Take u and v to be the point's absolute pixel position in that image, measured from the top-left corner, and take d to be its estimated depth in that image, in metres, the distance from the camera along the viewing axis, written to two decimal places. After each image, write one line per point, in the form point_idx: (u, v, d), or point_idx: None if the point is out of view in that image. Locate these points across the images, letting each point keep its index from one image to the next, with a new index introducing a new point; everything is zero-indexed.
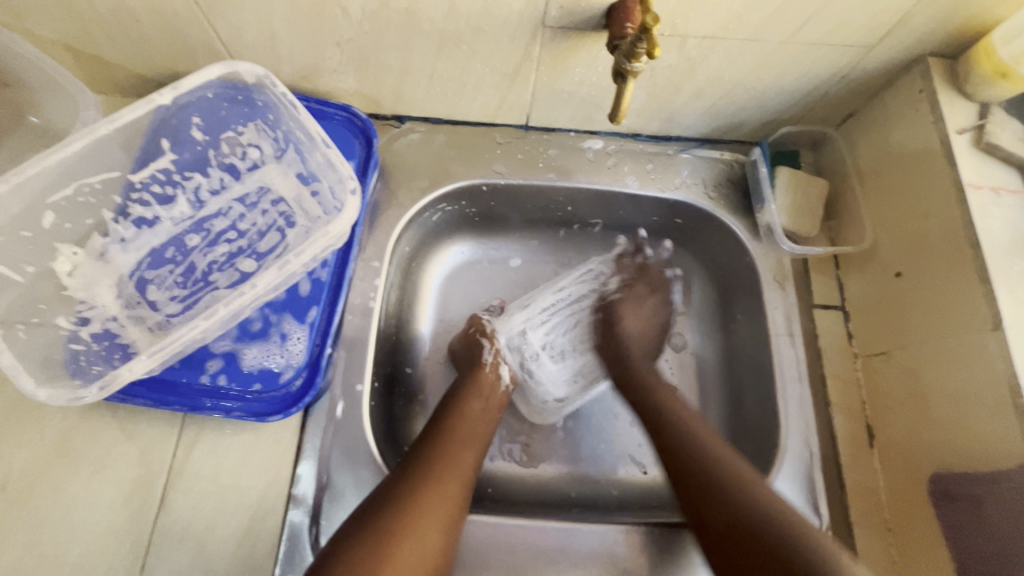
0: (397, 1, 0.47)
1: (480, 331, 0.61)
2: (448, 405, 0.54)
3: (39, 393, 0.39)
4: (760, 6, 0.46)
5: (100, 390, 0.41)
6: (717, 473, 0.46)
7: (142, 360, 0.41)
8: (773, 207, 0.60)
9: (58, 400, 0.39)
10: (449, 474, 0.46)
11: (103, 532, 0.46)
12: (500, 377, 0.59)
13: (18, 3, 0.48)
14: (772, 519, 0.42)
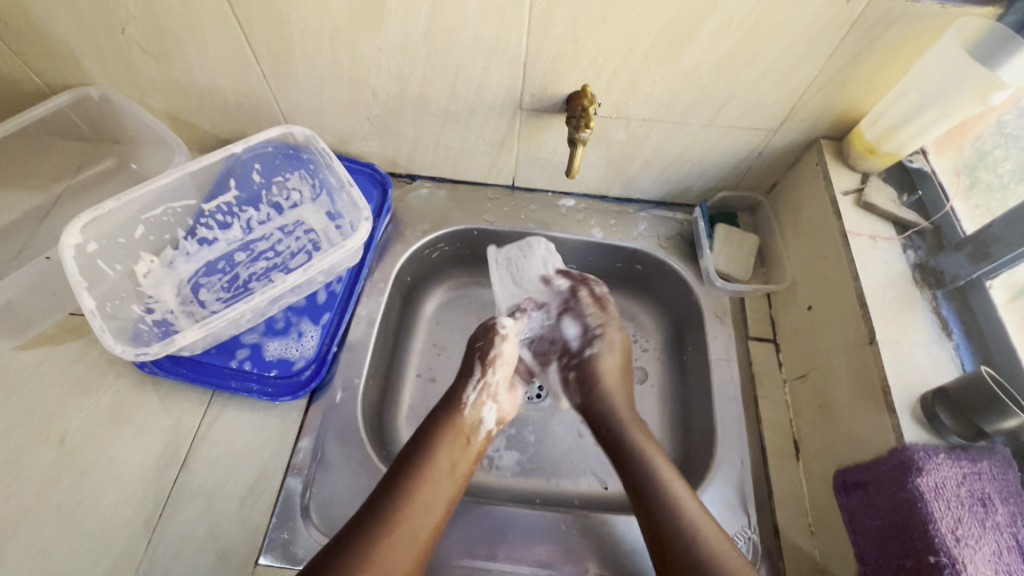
0: (413, 89, 0.64)
1: (483, 359, 0.65)
2: (419, 451, 0.56)
3: (116, 347, 0.52)
4: (680, 97, 0.62)
5: (158, 351, 0.53)
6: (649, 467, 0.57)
7: (195, 329, 0.55)
8: (709, 254, 0.72)
9: (128, 354, 0.52)
10: (402, 539, 0.50)
11: (132, 484, 0.55)
12: (481, 419, 0.62)
13: (145, 83, 0.67)
14: (669, 517, 0.52)
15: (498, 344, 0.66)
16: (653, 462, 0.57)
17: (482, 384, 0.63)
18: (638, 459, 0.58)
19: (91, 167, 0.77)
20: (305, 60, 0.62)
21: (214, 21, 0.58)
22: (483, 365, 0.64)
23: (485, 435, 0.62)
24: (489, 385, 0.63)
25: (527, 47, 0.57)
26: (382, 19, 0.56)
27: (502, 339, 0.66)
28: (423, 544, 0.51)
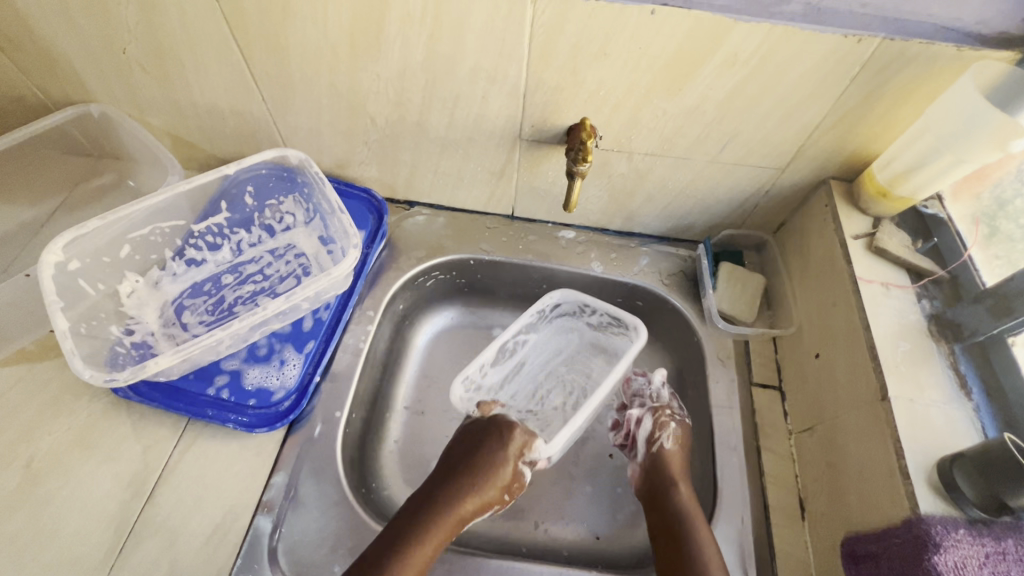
0: (411, 116, 0.63)
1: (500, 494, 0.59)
2: (410, 545, 0.52)
3: (85, 372, 0.50)
4: (683, 133, 0.60)
5: (129, 377, 0.51)
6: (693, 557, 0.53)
7: (168, 356, 0.52)
8: (712, 294, 0.69)
9: (96, 380, 0.49)
10: None
11: (93, 516, 0.53)
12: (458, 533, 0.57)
13: (145, 102, 0.67)
14: None
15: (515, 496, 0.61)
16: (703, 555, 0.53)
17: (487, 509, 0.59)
18: (697, 543, 0.54)
19: (89, 183, 0.77)
20: (302, 84, 0.61)
21: (214, 44, 0.58)
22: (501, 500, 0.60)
23: None
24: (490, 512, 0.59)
25: (526, 77, 0.56)
26: (380, 46, 0.55)
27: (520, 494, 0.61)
28: None
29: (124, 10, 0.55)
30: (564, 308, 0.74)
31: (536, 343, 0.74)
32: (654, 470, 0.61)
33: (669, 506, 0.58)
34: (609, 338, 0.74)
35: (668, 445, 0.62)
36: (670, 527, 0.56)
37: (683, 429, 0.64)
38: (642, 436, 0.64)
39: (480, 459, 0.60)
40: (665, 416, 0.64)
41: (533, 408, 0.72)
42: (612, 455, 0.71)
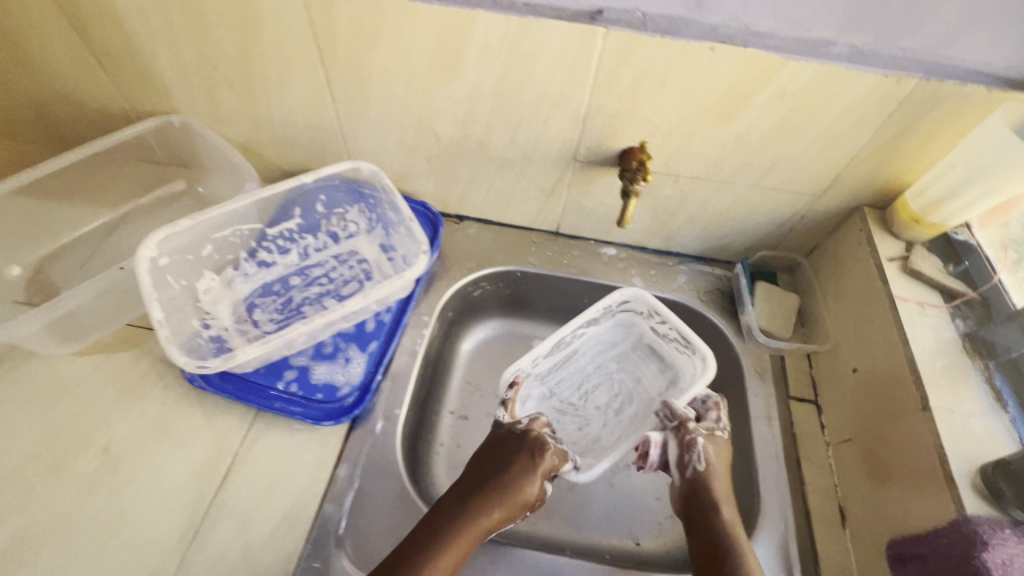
0: (475, 136, 0.68)
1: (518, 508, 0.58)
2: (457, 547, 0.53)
3: (179, 358, 0.53)
4: (729, 159, 0.65)
5: (218, 365, 0.55)
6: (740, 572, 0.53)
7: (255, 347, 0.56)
8: (751, 311, 0.73)
9: (190, 365, 0.53)
10: None
11: (171, 498, 0.55)
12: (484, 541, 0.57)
13: (225, 116, 0.72)
14: None
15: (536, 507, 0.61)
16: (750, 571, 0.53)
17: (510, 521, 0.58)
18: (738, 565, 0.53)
19: (160, 189, 0.81)
20: (377, 103, 0.66)
21: (302, 64, 0.63)
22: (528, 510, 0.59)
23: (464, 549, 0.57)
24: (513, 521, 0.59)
25: (588, 103, 0.61)
26: (457, 71, 0.60)
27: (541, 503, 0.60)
28: None
29: (225, 31, 0.61)
30: (631, 308, 0.75)
31: (594, 337, 0.77)
32: (693, 493, 0.61)
33: (710, 531, 0.57)
34: (666, 348, 0.75)
35: (701, 466, 0.61)
36: (712, 552, 0.56)
37: (715, 445, 0.62)
38: (673, 457, 0.64)
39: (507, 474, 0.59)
40: (691, 435, 0.62)
41: (577, 401, 0.77)
42: None
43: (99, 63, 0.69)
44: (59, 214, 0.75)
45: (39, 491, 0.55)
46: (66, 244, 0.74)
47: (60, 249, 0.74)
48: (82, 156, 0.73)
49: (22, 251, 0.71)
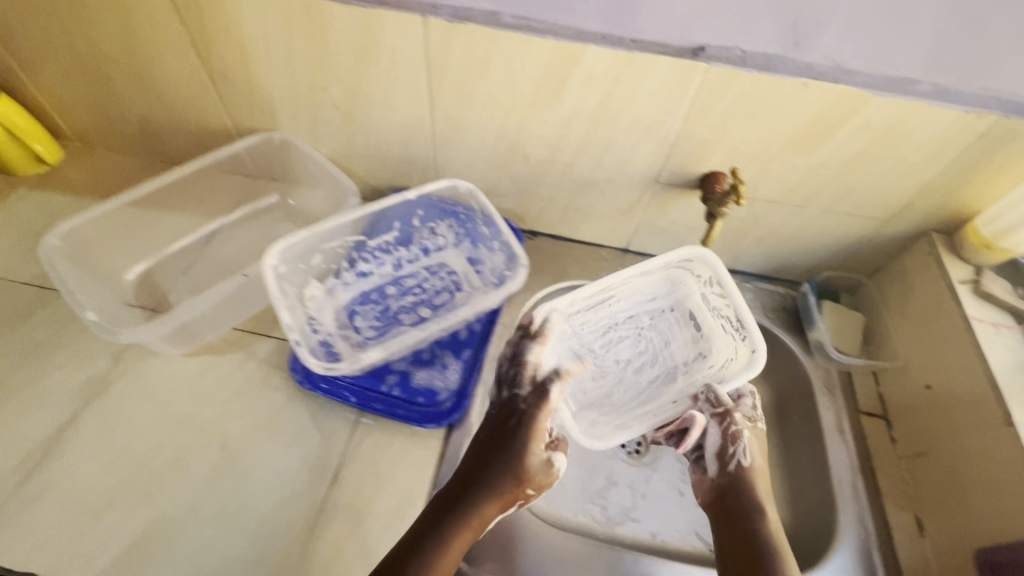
0: (563, 158, 0.73)
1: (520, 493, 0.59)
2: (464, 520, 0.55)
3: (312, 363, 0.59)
4: (806, 185, 0.69)
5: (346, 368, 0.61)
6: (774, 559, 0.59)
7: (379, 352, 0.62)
8: (822, 328, 0.76)
9: (321, 368, 0.59)
10: None
11: (288, 494, 0.59)
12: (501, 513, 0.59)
13: (324, 134, 0.77)
14: None
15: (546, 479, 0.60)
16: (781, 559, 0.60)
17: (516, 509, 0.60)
18: (779, 558, 0.59)
19: (256, 203, 0.85)
20: (474, 125, 0.71)
21: (409, 88, 0.68)
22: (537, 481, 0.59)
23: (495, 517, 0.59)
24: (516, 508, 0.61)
25: (678, 131, 0.66)
26: (557, 99, 0.65)
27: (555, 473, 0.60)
28: None
29: (342, 57, 0.66)
30: (688, 267, 0.74)
31: (638, 287, 0.77)
32: (732, 486, 0.66)
33: (749, 525, 0.63)
34: (708, 319, 0.75)
35: (745, 461, 0.67)
36: (750, 544, 0.61)
37: (755, 439, 0.68)
38: (713, 447, 0.69)
39: (518, 465, 0.59)
40: (735, 427, 0.66)
41: (599, 347, 0.79)
42: None
43: (213, 84, 0.74)
44: (163, 225, 0.79)
45: (166, 483, 0.58)
46: (172, 254, 0.78)
47: (167, 259, 0.77)
48: (191, 170, 0.77)
49: (133, 258, 0.76)
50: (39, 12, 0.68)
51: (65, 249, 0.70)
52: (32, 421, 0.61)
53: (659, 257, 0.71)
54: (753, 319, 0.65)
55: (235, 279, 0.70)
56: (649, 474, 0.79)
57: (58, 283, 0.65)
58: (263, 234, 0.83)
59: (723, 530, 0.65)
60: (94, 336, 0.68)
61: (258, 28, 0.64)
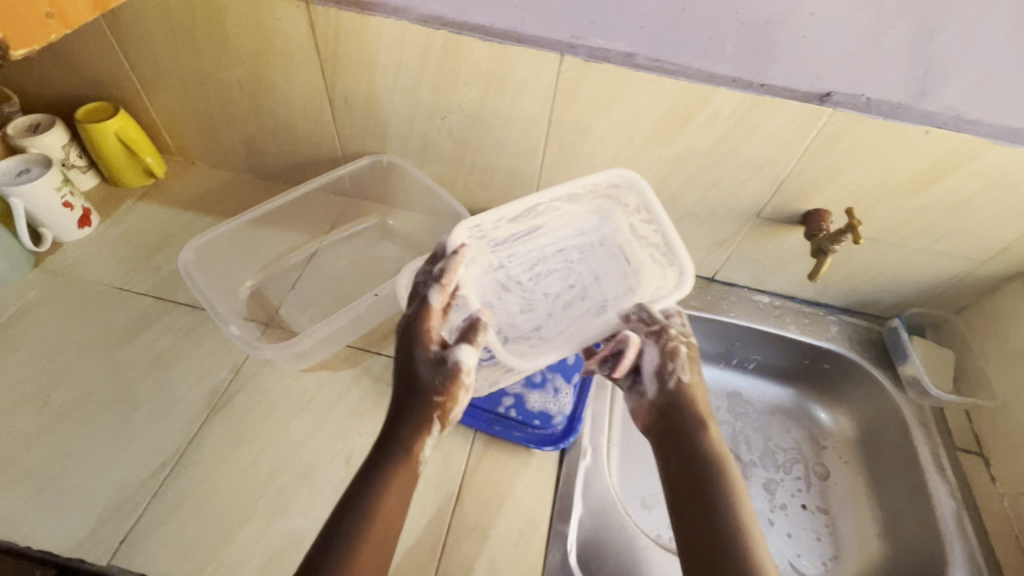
0: (668, 191, 0.75)
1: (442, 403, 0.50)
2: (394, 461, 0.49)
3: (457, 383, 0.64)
4: (908, 225, 0.71)
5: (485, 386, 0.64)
6: (716, 477, 0.51)
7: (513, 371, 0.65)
8: (916, 361, 0.77)
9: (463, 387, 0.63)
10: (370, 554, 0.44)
11: (415, 512, 0.60)
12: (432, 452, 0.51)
13: (431, 157, 0.80)
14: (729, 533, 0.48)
15: (462, 395, 0.51)
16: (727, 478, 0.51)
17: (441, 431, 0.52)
18: (727, 483, 0.51)
19: (357, 222, 0.88)
20: (586, 157, 0.74)
21: (529, 120, 0.71)
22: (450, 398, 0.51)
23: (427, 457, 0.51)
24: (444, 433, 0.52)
25: (792, 170, 0.68)
26: (676, 136, 0.68)
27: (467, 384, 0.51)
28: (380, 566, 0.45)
29: (469, 88, 0.69)
30: (615, 195, 0.73)
31: (566, 214, 0.75)
32: (672, 407, 0.57)
33: (693, 449, 0.54)
34: (637, 252, 0.75)
35: (685, 377, 0.58)
36: (693, 474, 0.52)
37: (692, 355, 0.60)
38: (650, 366, 0.60)
39: (426, 372, 0.51)
40: (673, 342, 0.59)
41: (530, 280, 0.78)
42: (806, 505, 0.79)
43: (331, 107, 0.76)
44: (273, 241, 0.82)
45: (295, 497, 0.59)
46: (282, 269, 0.82)
47: (277, 274, 0.81)
48: (305, 191, 0.81)
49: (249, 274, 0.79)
50: (176, 35, 0.71)
51: (196, 263, 0.72)
52: (161, 431, 0.63)
53: (587, 180, 0.69)
54: (681, 242, 0.66)
55: (365, 299, 0.68)
56: None
57: (196, 293, 0.67)
58: (362, 251, 0.86)
59: (664, 459, 0.55)
60: (212, 348, 0.70)
61: (392, 57, 0.67)
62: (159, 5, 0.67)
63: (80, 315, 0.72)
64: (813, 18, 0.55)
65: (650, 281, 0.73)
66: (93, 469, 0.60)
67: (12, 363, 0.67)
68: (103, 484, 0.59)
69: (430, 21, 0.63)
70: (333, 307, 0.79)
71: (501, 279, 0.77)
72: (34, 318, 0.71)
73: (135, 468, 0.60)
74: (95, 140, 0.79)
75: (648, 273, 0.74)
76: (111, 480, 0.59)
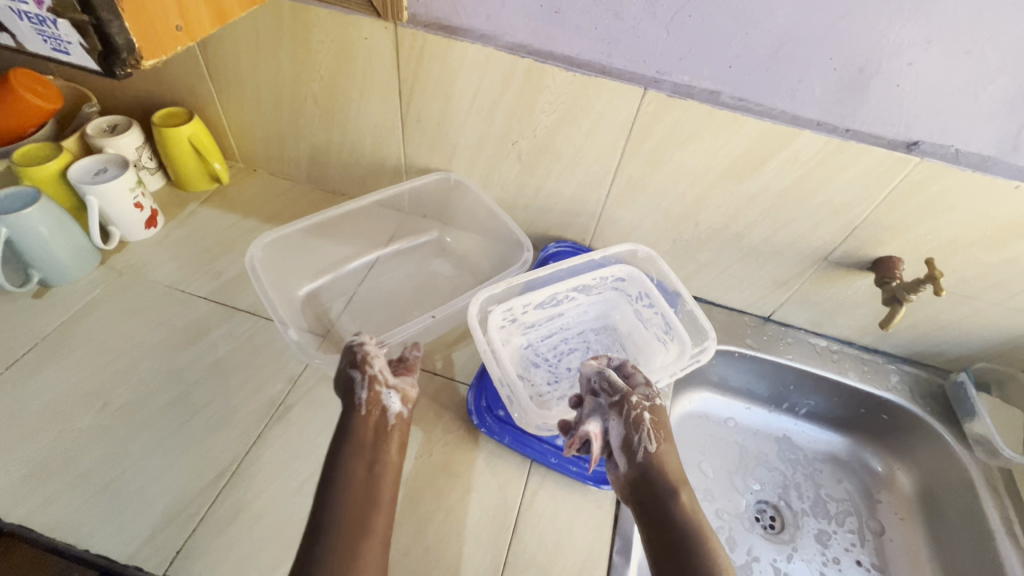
0: (734, 229, 0.75)
1: (353, 362, 0.57)
2: (343, 432, 0.54)
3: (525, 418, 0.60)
4: (985, 277, 0.69)
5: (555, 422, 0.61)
6: (697, 546, 0.49)
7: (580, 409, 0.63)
8: (987, 420, 0.74)
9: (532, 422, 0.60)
10: (358, 508, 0.49)
11: (471, 542, 0.58)
12: (386, 407, 0.56)
13: (496, 180, 0.80)
14: None
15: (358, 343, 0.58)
16: (707, 544, 0.49)
17: (370, 380, 0.56)
18: (707, 549, 0.49)
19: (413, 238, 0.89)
20: (655, 190, 0.73)
21: (602, 150, 0.71)
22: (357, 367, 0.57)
23: (383, 412, 0.56)
24: (378, 379, 0.56)
25: (868, 216, 0.67)
26: (753, 174, 0.67)
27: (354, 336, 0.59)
28: (378, 514, 0.50)
29: (545, 115, 0.69)
30: (619, 296, 0.79)
31: (581, 306, 0.79)
32: (645, 479, 0.54)
33: (671, 520, 0.51)
34: (646, 333, 0.76)
35: (652, 446, 0.55)
36: (673, 548, 0.49)
37: (659, 418, 0.57)
38: (617, 440, 0.56)
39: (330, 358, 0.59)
40: (636, 411, 0.56)
41: (549, 357, 0.76)
42: (860, 562, 0.76)
43: (402, 126, 0.77)
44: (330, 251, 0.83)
45: None
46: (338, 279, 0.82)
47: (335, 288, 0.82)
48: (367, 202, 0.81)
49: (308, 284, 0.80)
50: (259, 49, 0.73)
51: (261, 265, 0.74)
52: (218, 440, 0.62)
53: (600, 264, 0.76)
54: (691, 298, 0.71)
55: (423, 320, 0.69)
56: (789, 553, 0.76)
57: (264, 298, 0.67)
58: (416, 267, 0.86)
59: (643, 536, 0.52)
60: (271, 358, 0.70)
61: (472, 81, 0.68)
62: (249, 20, 0.69)
63: (142, 316, 0.72)
64: (910, 68, 0.54)
65: (662, 348, 0.73)
66: (151, 473, 0.59)
67: (75, 360, 0.67)
68: (161, 490, 0.58)
69: (516, 48, 0.64)
70: (388, 323, 0.79)
71: (523, 355, 0.75)
72: (98, 316, 0.72)
73: (191, 477, 0.59)
74: (169, 145, 0.81)
75: (661, 347, 0.73)
76: (168, 487, 0.58)
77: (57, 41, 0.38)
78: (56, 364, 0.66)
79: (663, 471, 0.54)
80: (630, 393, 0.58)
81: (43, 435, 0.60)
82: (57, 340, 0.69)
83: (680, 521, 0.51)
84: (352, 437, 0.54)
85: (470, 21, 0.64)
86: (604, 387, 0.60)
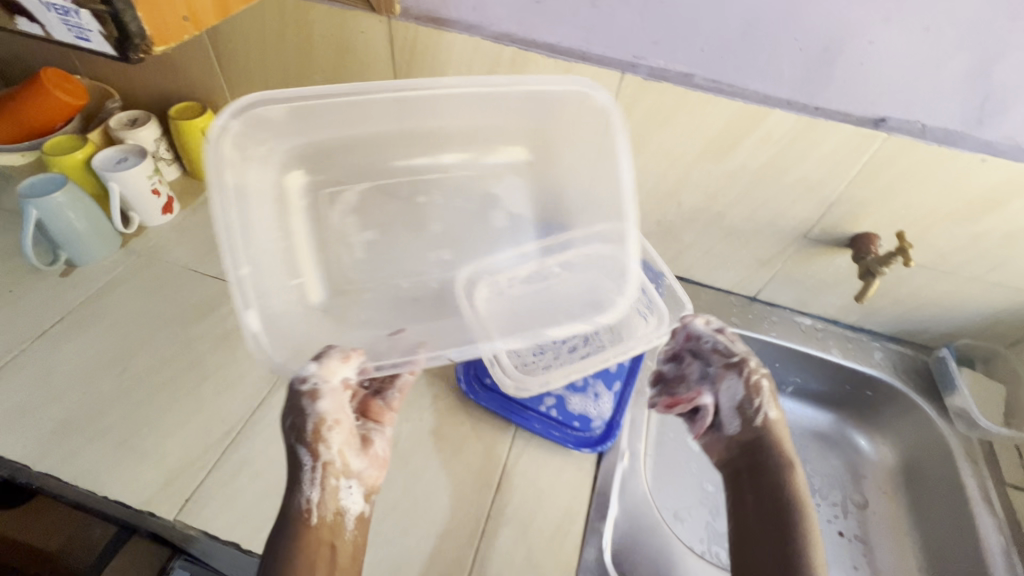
0: (715, 209, 0.77)
1: (305, 441, 0.51)
2: (287, 533, 0.49)
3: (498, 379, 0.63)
4: (960, 253, 0.71)
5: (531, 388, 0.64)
6: (797, 512, 0.53)
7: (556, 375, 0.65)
8: (965, 394, 0.76)
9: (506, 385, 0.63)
10: None
11: (456, 497, 0.62)
12: (338, 502, 0.51)
13: None
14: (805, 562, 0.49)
15: (324, 414, 0.52)
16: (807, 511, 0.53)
17: (322, 469, 0.51)
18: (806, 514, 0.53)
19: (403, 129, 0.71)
20: (637, 172, 0.76)
21: None
22: (311, 449, 0.51)
23: (333, 507, 0.51)
24: (332, 468, 0.51)
25: (842, 192, 0.69)
26: (728, 154, 0.70)
27: (318, 401, 0.52)
28: None
29: None
30: None
31: None
32: (757, 443, 0.58)
33: (777, 483, 0.55)
34: None
35: (768, 413, 0.59)
36: (768, 504, 0.54)
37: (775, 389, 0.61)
38: (730, 403, 0.60)
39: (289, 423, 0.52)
40: (755, 377, 0.60)
41: None
42: (842, 533, 0.78)
43: None
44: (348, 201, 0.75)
45: None
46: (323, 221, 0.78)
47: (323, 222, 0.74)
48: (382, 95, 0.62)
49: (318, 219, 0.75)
50: (265, 44, 0.78)
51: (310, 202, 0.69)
52: (226, 404, 0.67)
53: None
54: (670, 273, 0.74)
55: (437, 358, 0.62)
56: None
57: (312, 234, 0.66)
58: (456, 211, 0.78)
59: (739, 488, 0.57)
60: None
61: (462, 69, 0.72)
62: (256, 18, 0.74)
63: (159, 293, 0.78)
64: (872, 46, 0.57)
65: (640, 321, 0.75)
66: (164, 432, 0.64)
67: (97, 332, 0.73)
68: (173, 446, 0.63)
69: (501, 38, 0.68)
70: None
71: None
72: (119, 292, 0.78)
73: (201, 435, 0.64)
74: (184, 136, 0.87)
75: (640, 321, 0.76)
76: (179, 443, 0.64)
77: (79, 29, 0.43)
78: (82, 335, 0.72)
79: (772, 439, 0.58)
80: (750, 360, 0.61)
81: (68, 397, 0.66)
82: (81, 313, 0.75)
83: (783, 485, 0.55)
84: (298, 542, 0.48)
85: (458, 13, 0.68)
86: (719, 351, 0.63)
